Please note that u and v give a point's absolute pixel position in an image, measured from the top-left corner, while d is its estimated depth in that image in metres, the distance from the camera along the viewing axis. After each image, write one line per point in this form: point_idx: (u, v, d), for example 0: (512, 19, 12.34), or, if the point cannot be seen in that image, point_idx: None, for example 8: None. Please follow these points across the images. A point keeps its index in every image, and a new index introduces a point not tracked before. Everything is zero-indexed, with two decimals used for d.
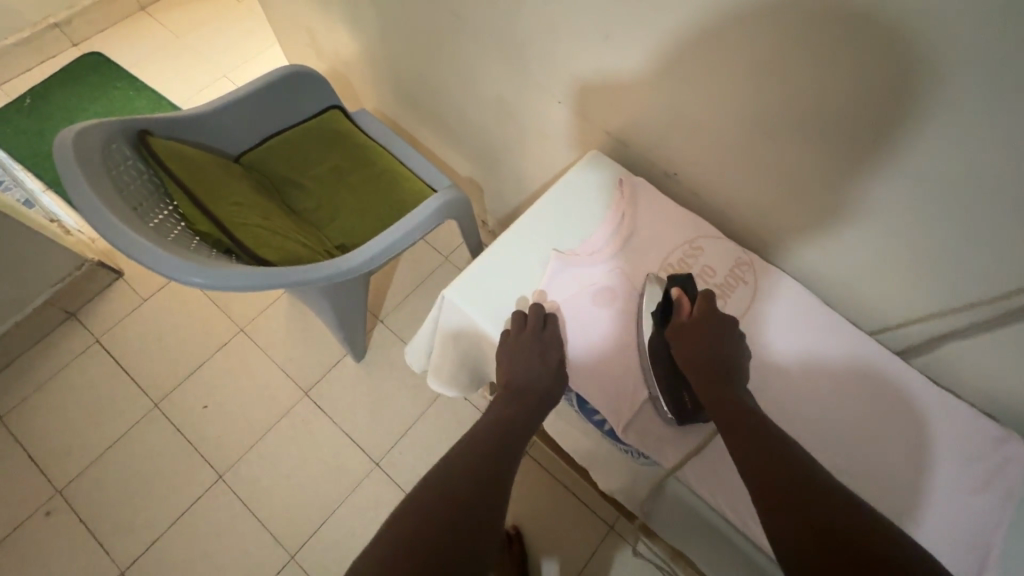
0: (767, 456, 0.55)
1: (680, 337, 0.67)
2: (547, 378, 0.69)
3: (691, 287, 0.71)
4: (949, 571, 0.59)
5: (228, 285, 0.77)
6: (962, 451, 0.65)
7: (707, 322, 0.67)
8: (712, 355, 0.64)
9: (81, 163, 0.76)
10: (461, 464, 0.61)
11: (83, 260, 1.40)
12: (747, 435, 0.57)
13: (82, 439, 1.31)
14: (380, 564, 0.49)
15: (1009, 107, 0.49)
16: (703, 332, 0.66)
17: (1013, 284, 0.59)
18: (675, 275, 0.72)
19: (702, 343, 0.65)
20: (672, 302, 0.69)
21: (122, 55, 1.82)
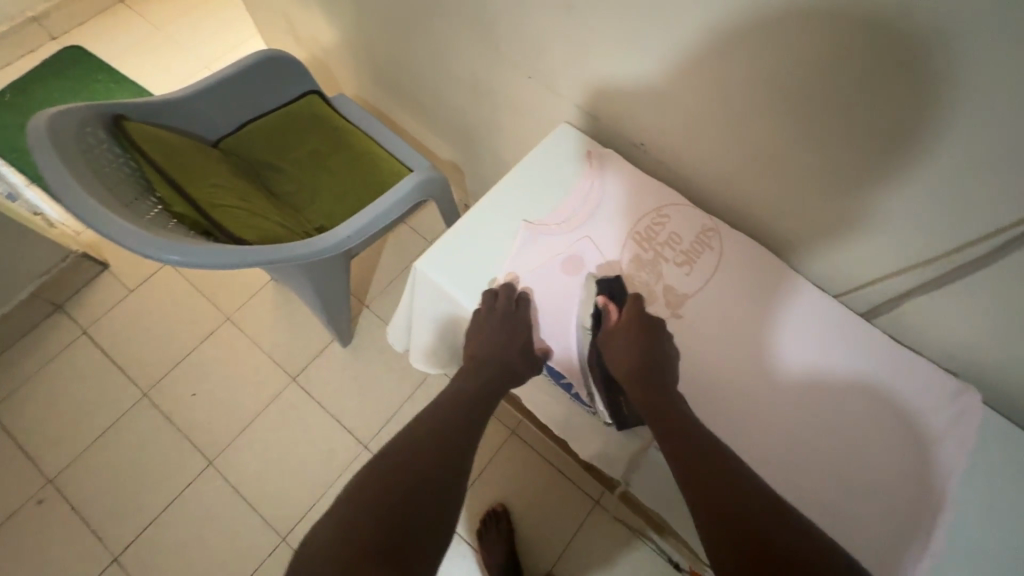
0: (708, 469, 0.58)
1: (609, 344, 0.69)
2: (517, 352, 0.71)
3: (622, 291, 0.73)
4: (903, 519, 0.64)
5: (203, 263, 0.78)
6: (929, 421, 0.68)
7: (636, 327, 0.70)
8: (643, 357, 0.67)
9: (54, 144, 0.77)
10: (422, 449, 0.64)
11: (68, 252, 1.40)
12: (698, 461, 0.59)
13: (72, 429, 1.32)
14: (345, 526, 0.54)
15: (944, 56, 0.50)
16: (631, 336, 0.69)
17: (966, 238, 0.62)
18: (603, 281, 0.73)
19: (632, 347, 0.68)
20: (601, 312, 0.72)
21: (102, 48, 1.81)
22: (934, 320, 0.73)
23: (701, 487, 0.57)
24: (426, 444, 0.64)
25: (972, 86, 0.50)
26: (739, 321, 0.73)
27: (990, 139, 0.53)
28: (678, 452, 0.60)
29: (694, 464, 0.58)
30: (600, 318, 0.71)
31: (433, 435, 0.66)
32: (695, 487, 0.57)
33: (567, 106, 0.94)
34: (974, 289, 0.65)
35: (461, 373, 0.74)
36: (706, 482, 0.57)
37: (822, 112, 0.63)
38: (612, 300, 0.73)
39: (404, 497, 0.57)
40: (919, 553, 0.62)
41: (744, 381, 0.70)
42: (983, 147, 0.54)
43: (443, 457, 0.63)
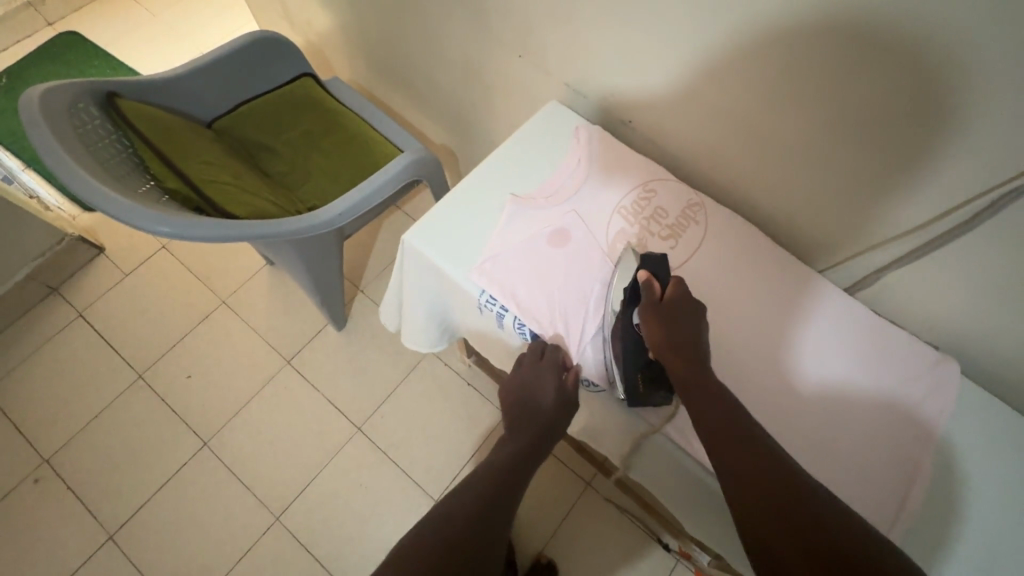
0: (735, 435, 0.56)
1: (651, 316, 0.64)
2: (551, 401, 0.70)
3: (663, 268, 0.68)
4: (880, 483, 0.65)
5: (193, 235, 0.79)
6: (919, 403, 0.69)
7: (679, 308, 0.64)
8: (679, 338, 0.63)
9: (46, 117, 0.78)
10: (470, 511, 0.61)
11: (64, 234, 1.41)
12: (723, 431, 0.57)
13: (68, 410, 1.33)
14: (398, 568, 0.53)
15: (913, 25, 0.52)
16: (673, 318, 0.64)
17: (945, 206, 0.63)
18: (649, 258, 0.68)
19: (673, 329, 0.63)
20: (641, 287, 0.66)
21: (97, 33, 1.81)
22: (915, 291, 0.74)
23: (726, 455, 0.56)
24: (474, 507, 0.62)
25: (942, 47, 0.52)
26: (724, 291, 0.75)
27: (962, 100, 0.54)
28: (702, 418, 0.59)
29: (727, 447, 0.56)
30: (641, 293, 0.66)
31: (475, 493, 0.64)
32: (721, 455, 0.56)
33: (557, 86, 0.95)
34: (951, 258, 0.67)
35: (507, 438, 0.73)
36: (730, 451, 0.56)
37: (803, 82, 0.64)
38: (654, 275, 0.67)
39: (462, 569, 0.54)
40: (893, 514, 0.63)
41: (725, 348, 0.72)
42: (959, 107, 0.55)
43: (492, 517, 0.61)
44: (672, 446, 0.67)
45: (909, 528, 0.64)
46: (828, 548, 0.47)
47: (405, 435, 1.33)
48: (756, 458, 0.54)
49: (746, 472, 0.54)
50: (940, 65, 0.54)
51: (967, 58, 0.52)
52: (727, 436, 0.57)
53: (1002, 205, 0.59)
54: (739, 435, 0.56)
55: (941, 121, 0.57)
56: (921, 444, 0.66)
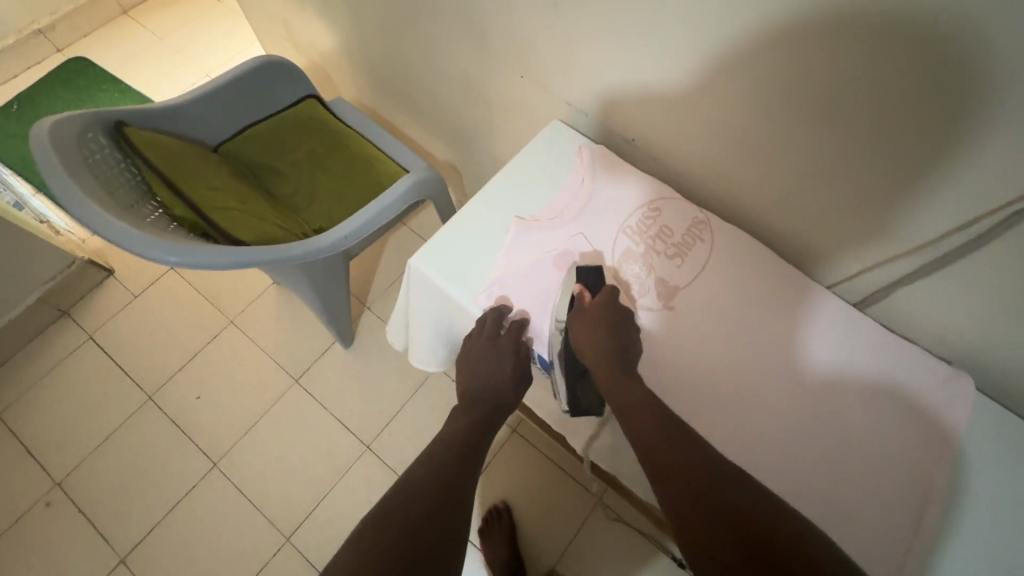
0: (675, 451, 0.58)
1: (579, 328, 0.69)
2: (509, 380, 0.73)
3: (600, 278, 0.73)
4: (895, 505, 0.64)
5: (201, 263, 0.79)
6: (929, 423, 0.67)
7: (604, 316, 0.69)
8: (605, 347, 0.67)
9: (56, 148, 0.79)
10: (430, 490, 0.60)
11: (73, 258, 1.42)
12: (662, 445, 0.58)
13: (79, 432, 1.34)
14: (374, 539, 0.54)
15: (907, 45, 0.53)
16: (598, 325, 0.69)
17: (956, 221, 0.62)
18: (585, 270, 0.73)
19: (598, 336, 0.68)
20: (574, 301, 0.72)
21: (106, 59, 1.84)
22: (924, 307, 0.74)
23: (663, 469, 0.57)
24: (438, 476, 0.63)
25: (954, 62, 0.51)
26: (732, 309, 0.74)
27: (979, 115, 0.53)
28: (639, 433, 0.60)
29: (667, 458, 0.57)
30: (573, 306, 0.71)
31: (432, 476, 0.62)
32: (658, 471, 0.57)
33: (558, 103, 0.95)
34: (964, 274, 0.66)
35: (462, 406, 0.75)
36: (671, 468, 0.56)
37: (808, 96, 0.64)
38: (587, 288, 0.72)
39: (430, 564, 0.53)
40: (909, 536, 0.63)
41: (732, 366, 0.71)
42: (976, 123, 0.54)
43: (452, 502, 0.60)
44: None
45: (927, 549, 0.64)
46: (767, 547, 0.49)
47: (412, 452, 1.33)
48: (699, 474, 0.55)
49: (679, 480, 0.55)
50: (955, 81, 0.53)
51: (977, 71, 0.51)
52: (661, 445, 0.58)
53: (1014, 221, 0.58)
54: (673, 443, 0.58)
55: (957, 137, 0.56)
56: (936, 466, 0.65)
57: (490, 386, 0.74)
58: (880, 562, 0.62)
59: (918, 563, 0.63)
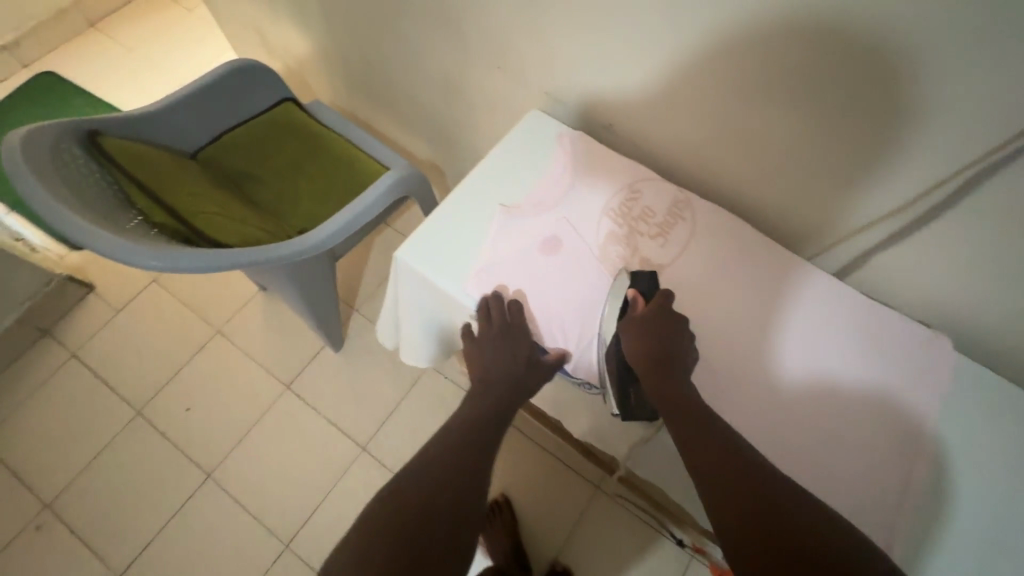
0: (717, 455, 0.57)
1: (634, 333, 0.68)
2: (524, 364, 0.71)
3: (652, 287, 0.73)
4: (883, 467, 0.66)
5: (184, 267, 0.78)
6: (906, 399, 0.69)
7: (660, 324, 0.68)
8: (660, 354, 0.66)
9: (28, 158, 0.77)
10: (435, 479, 0.60)
11: (52, 275, 1.40)
12: (705, 447, 0.58)
13: (67, 451, 1.31)
14: (379, 523, 0.54)
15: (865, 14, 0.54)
16: (654, 332, 0.67)
17: (925, 185, 0.64)
18: (640, 276, 0.73)
19: (654, 344, 0.66)
20: (628, 306, 0.71)
21: (74, 73, 1.81)
22: (902, 274, 0.76)
23: (708, 473, 0.57)
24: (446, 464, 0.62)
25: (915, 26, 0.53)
26: (718, 286, 0.75)
27: (942, 81, 0.55)
28: (681, 433, 0.60)
29: (711, 462, 0.57)
30: (628, 310, 0.70)
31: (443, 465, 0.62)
32: (702, 472, 0.57)
33: (536, 93, 0.96)
34: (936, 235, 0.68)
35: (472, 395, 0.73)
36: (715, 472, 0.56)
37: (778, 71, 0.65)
38: (642, 295, 0.71)
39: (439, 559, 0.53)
40: (897, 494, 0.65)
41: (721, 341, 0.72)
42: (938, 86, 0.55)
43: (461, 498, 0.58)
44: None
45: (918, 504, 0.66)
46: (801, 548, 0.49)
47: (409, 452, 1.32)
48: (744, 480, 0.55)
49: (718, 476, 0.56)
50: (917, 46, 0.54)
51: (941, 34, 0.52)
52: (698, 441, 0.59)
53: (980, 180, 0.60)
54: (713, 444, 0.58)
55: (925, 100, 0.57)
56: (914, 440, 0.68)
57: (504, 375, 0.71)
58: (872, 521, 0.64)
59: (908, 524, 0.65)
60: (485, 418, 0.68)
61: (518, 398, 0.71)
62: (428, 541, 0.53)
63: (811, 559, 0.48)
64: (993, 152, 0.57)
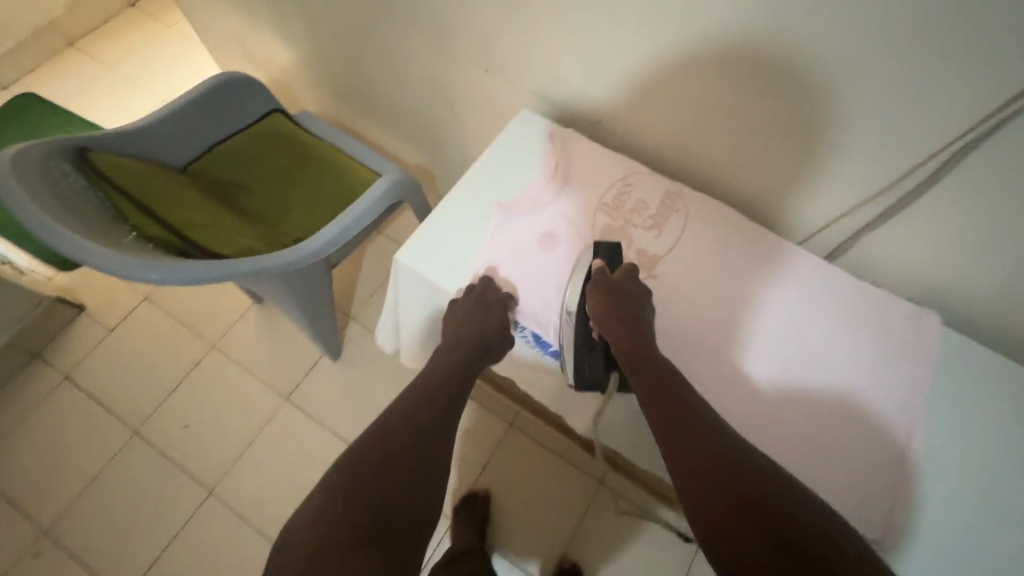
0: (696, 440, 0.60)
1: (598, 298, 0.70)
2: (495, 338, 0.73)
3: (615, 258, 0.75)
4: (877, 441, 0.68)
5: (184, 279, 0.78)
6: (890, 390, 0.70)
7: (623, 290, 0.71)
8: (624, 319, 0.68)
9: (20, 177, 0.77)
10: (400, 442, 0.65)
11: (39, 297, 1.38)
12: (684, 432, 0.61)
13: (64, 475, 1.29)
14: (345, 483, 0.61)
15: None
16: (617, 298, 0.70)
17: (910, 164, 0.66)
18: (603, 246, 0.75)
19: (616, 310, 0.69)
20: (594, 274, 0.73)
21: (55, 93, 1.79)
22: (890, 252, 0.78)
23: (688, 461, 0.59)
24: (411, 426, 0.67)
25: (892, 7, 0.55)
26: (714, 273, 0.76)
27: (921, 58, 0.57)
28: (661, 415, 0.62)
29: (690, 447, 0.59)
30: (594, 277, 0.72)
31: (407, 429, 0.67)
32: (682, 459, 0.59)
33: (524, 93, 0.97)
34: (921, 211, 0.70)
35: (440, 350, 0.76)
36: (695, 459, 0.59)
37: (765, 60, 0.67)
38: (607, 264, 0.74)
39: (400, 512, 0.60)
40: (893, 468, 0.67)
41: (719, 327, 0.74)
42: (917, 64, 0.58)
43: (414, 475, 0.63)
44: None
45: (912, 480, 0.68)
46: (770, 526, 0.53)
47: None
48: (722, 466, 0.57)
49: (694, 459, 0.59)
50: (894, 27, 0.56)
51: (921, 15, 0.55)
52: (676, 422, 0.61)
53: (960, 155, 0.63)
54: (694, 429, 0.61)
55: (905, 80, 0.60)
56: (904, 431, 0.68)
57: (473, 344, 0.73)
58: (868, 500, 0.66)
59: (904, 502, 0.67)
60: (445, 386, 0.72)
61: (478, 368, 0.75)
62: (389, 507, 0.60)
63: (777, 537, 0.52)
64: (972, 129, 0.60)
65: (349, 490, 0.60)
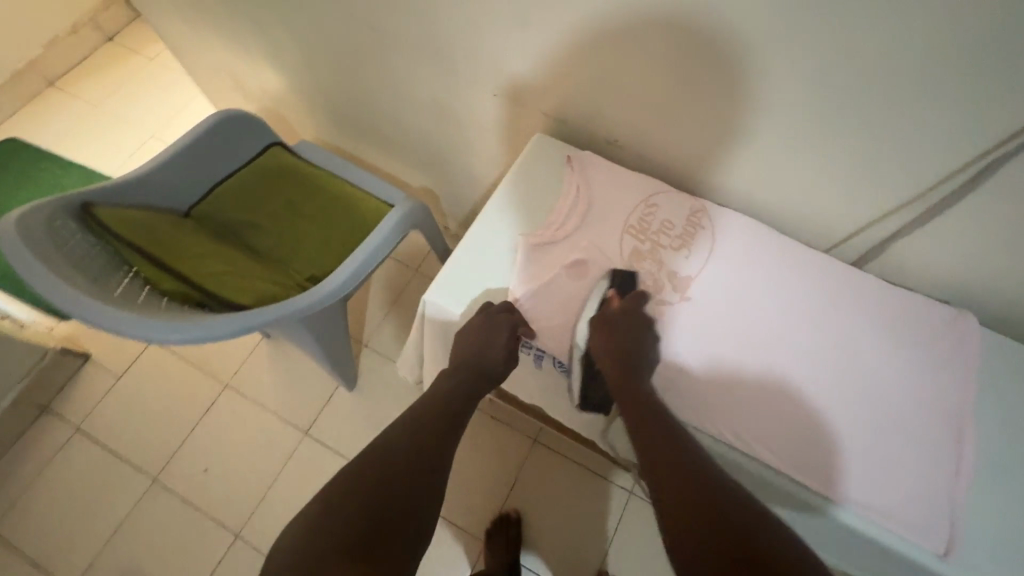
0: (674, 467, 0.61)
1: (600, 327, 0.72)
2: (501, 361, 0.74)
3: (628, 285, 0.75)
4: (931, 450, 0.65)
5: (206, 336, 0.77)
6: (935, 393, 0.68)
7: (623, 318, 0.72)
8: (620, 350, 0.70)
9: (29, 243, 0.74)
10: (402, 453, 0.65)
11: (46, 349, 1.34)
12: (665, 461, 0.62)
13: (85, 530, 1.26)
14: (343, 492, 0.60)
15: (876, 10, 0.56)
16: (616, 327, 0.71)
17: (948, 168, 0.66)
18: (620, 273, 0.75)
19: (615, 339, 0.71)
20: (602, 303, 0.74)
21: (40, 135, 1.75)
22: (921, 254, 0.78)
23: (668, 487, 0.60)
24: (413, 441, 0.67)
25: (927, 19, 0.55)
26: (747, 288, 0.75)
27: (955, 67, 0.57)
28: (646, 446, 0.64)
29: (669, 475, 0.60)
30: (599, 306, 0.74)
31: (409, 442, 0.67)
32: (663, 485, 0.60)
33: (536, 114, 0.96)
34: (955, 214, 0.70)
35: (443, 374, 0.77)
36: (671, 484, 0.60)
37: (796, 77, 0.66)
38: (618, 294, 0.75)
39: (403, 521, 0.59)
40: (952, 474, 0.64)
41: (761, 343, 0.72)
42: (949, 73, 0.58)
43: (413, 486, 0.62)
44: (705, 437, 0.70)
45: (972, 490, 0.64)
46: (740, 542, 0.52)
47: None
48: (699, 488, 0.58)
49: (674, 482, 0.59)
50: (929, 38, 0.56)
51: (965, 29, 0.54)
52: (662, 452, 0.63)
53: (995, 166, 0.63)
54: (675, 459, 0.62)
55: (940, 89, 0.60)
56: (955, 437, 0.66)
57: (475, 363, 0.74)
58: (932, 515, 0.62)
59: (968, 517, 0.62)
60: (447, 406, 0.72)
61: (479, 390, 0.76)
62: (390, 516, 0.58)
63: (744, 550, 0.51)
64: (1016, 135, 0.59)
65: (346, 498, 0.59)
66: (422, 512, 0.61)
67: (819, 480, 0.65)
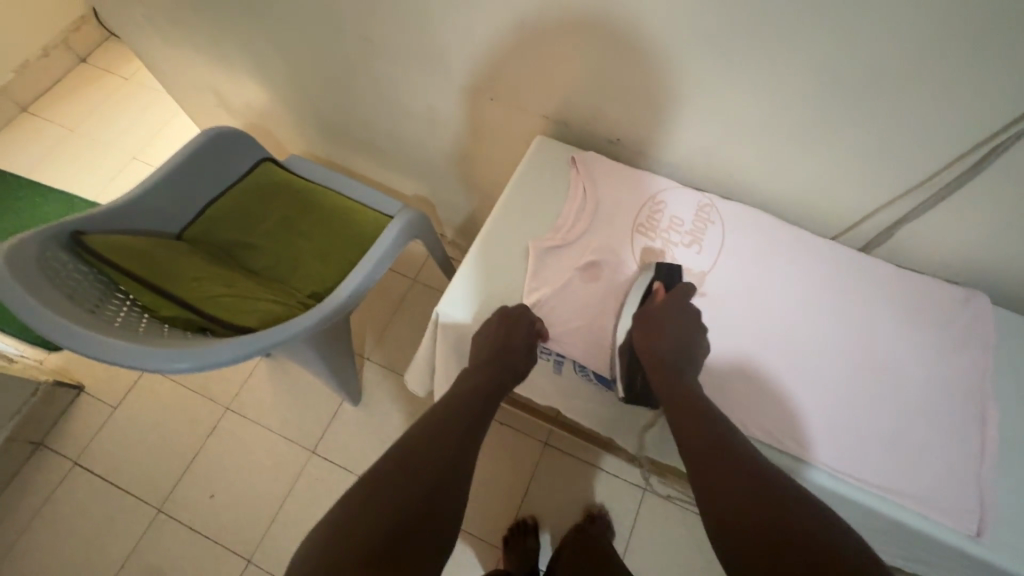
0: (720, 465, 0.59)
1: (645, 320, 0.72)
2: (520, 364, 0.72)
3: (673, 278, 0.75)
4: (955, 431, 0.66)
5: (212, 362, 0.74)
6: (955, 374, 0.69)
7: (670, 313, 0.71)
8: (667, 345, 0.69)
9: (20, 277, 0.72)
10: (424, 459, 0.62)
11: (38, 383, 1.30)
12: (711, 461, 0.60)
13: (88, 567, 1.22)
14: (363, 503, 0.57)
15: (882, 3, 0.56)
16: (665, 320, 0.70)
17: (954, 152, 0.66)
18: (663, 265, 0.75)
19: (662, 331, 0.70)
20: (649, 293, 0.74)
21: (15, 163, 1.70)
22: (928, 237, 0.78)
23: (717, 484, 0.58)
24: (434, 447, 0.64)
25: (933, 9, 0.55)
26: (759, 281, 0.75)
27: (962, 55, 0.57)
28: (693, 444, 0.62)
29: (716, 475, 0.59)
30: (648, 297, 0.74)
31: (431, 446, 0.64)
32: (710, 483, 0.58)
33: (534, 117, 0.95)
34: (961, 198, 0.71)
35: (461, 377, 0.75)
36: (720, 483, 0.58)
37: (802, 70, 0.66)
38: (665, 286, 0.74)
39: (427, 534, 0.57)
40: (977, 456, 0.64)
41: (780, 334, 0.72)
42: (957, 60, 0.58)
43: (435, 494, 0.60)
44: None
45: (999, 470, 0.64)
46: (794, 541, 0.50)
47: None
48: (750, 487, 0.56)
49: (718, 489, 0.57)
50: (935, 27, 0.56)
51: (971, 14, 0.54)
52: (705, 451, 0.61)
53: (1003, 147, 0.63)
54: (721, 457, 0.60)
55: (947, 76, 0.60)
56: (976, 417, 0.66)
57: (493, 369, 0.72)
58: (963, 497, 0.62)
59: (998, 496, 0.63)
60: (467, 412, 0.69)
61: (499, 394, 0.74)
62: (413, 525, 0.56)
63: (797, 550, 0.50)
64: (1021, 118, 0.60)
65: (366, 508, 0.57)
66: (445, 520, 0.59)
67: (851, 468, 0.65)
